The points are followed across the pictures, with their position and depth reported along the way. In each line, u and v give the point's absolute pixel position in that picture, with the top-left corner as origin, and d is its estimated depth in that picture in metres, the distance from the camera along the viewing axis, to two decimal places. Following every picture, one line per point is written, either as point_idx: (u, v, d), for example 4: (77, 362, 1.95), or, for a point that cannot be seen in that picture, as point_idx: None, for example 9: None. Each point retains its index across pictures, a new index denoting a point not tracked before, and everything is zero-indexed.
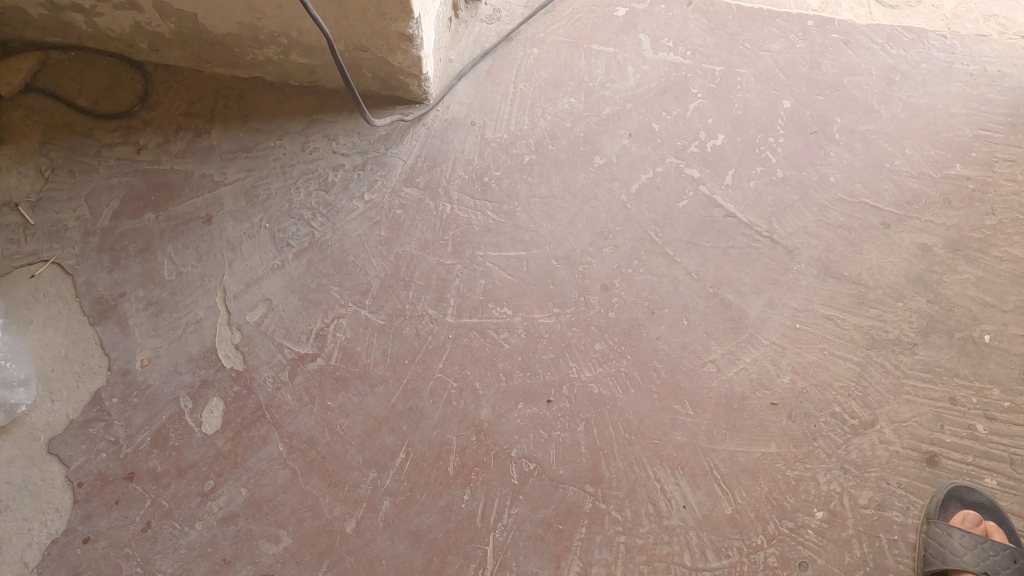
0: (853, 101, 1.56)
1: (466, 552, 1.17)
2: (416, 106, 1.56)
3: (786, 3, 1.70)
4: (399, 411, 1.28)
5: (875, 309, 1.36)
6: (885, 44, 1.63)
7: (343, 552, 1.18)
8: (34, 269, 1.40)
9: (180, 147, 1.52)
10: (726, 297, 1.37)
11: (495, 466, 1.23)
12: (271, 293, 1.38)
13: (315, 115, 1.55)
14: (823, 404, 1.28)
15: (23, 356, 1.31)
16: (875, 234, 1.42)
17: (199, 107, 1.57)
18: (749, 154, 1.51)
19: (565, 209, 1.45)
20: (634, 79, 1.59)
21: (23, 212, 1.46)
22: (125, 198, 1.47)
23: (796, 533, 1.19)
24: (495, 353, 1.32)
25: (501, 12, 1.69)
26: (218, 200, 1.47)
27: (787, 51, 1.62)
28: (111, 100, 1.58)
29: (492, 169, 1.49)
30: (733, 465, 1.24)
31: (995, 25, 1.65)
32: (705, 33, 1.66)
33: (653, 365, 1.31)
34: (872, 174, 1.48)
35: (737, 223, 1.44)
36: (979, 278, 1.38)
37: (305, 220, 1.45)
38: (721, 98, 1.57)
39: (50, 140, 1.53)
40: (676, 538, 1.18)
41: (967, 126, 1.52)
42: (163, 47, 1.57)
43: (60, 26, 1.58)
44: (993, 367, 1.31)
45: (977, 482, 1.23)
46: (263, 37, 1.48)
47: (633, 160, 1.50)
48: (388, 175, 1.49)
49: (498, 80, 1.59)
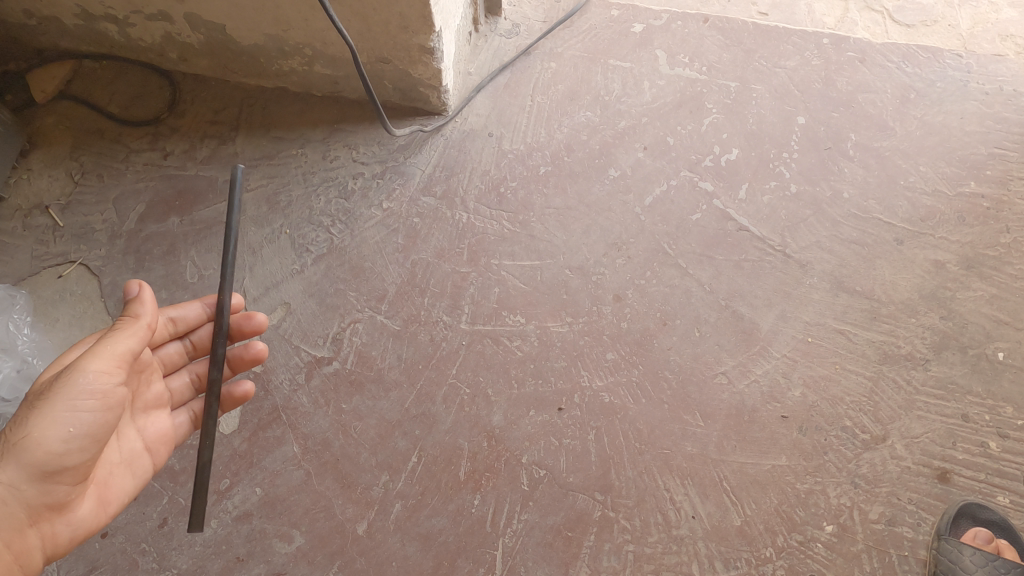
0: (867, 117, 1.57)
1: (475, 556, 1.19)
2: (435, 117, 1.60)
3: (802, 21, 1.72)
4: (413, 415, 1.30)
5: (887, 325, 1.36)
6: (900, 62, 1.64)
7: (354, 553, 1.20)
8: (62, 269, 1.45)
9: (205, 153, 1.56)
10: (738, 309, 1.38)
11: (507, 471, 1.25)
12: (290, 297, 1.41)
13: (336, 124, 1.59)
14: (834, 418, 1.29)
15: (49, 353, 1.35)
16: (888, 250, 1.43)
17: (225, 114, 1.61)
18: (763, 168, 1.52)
19: (580, 220, 1.47)
20: (650, 94, 1.61)
21: (53, 214, 1.51)
22: (151, 202, 1.52)
23: (805, 546, 1.20)
24: (507, 360, 1.34)
25: (521, 26, 1.72)
26: (241, 205, 1.51)
27: (802, 68, 1.64)
28: (140, 108, 1.63)
29: (508, 179, 1.52)
30: (743, 477, 1.24)
31: (1011, 45, 1.66)
32: (721, 49, 1.68)
33: (665, 375, 1.32)
34: (886, 191, 1.49)
35: (750, 237, 1.45)
36: (993, 296, 1.38)
37: (324, 226, 1.48)
38: (736, 113, 1.58)
39: (81, 146, 1.58)
40: (684, 548, 1.20)
41: (982, 144, 1.53)
42: (192, 57, 1.62)
43: (93, 36, 1.63)
44: (1007, 385, 1.31)
45: (989, 500, 1.23)
46: (289, 49, 1.52)
47: (647, 173, 1.52)
48: (406, 184, 1.52)
49: (516, 93, 1.62)
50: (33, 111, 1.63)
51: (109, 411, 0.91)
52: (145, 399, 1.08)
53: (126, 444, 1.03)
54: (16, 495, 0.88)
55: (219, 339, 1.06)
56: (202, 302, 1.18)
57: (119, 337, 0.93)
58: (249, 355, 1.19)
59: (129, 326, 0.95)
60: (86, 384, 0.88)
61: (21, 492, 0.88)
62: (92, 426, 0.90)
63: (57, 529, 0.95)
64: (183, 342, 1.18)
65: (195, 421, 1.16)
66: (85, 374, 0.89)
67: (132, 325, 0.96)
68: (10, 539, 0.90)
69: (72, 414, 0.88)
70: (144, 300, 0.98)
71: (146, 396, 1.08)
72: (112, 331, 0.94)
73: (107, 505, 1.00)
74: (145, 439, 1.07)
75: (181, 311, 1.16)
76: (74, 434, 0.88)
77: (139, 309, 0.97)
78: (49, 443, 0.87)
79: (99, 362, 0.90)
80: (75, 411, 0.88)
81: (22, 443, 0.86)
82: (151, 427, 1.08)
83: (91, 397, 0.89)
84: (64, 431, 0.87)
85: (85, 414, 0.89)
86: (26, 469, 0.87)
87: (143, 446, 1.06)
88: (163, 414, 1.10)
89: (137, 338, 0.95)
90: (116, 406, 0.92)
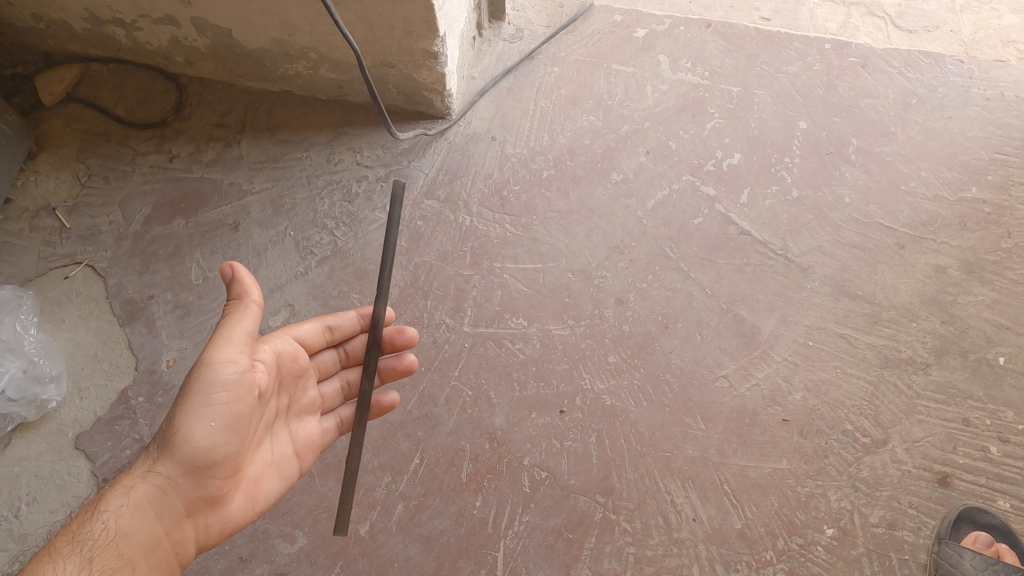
0: (869, 123, 1.58)
1: (477, 558, 1.20)
2: (438, 121, 1.61)
3: (804, 27, 1.73)
4: (415, 417, 1.30)
5: (889, 329, 1.37)
6: (902, 68, 1.65)
7: (357, 554, 1.21)
8: (68, 270, 1.46)
9: (210, 156, 1.58)
10: (739, 313, 1.39)
11: (508, 473, 1.26)
12: (293, 299, 1.42)
13: (340, 128, 1.60)
14: (835, 421, 1.29)
15: (55, 354, 1.36)
16: (889, 254, 1.44)
17: (230, 117, 1.62)
18: (764, 173, 1.53)
19: (582, 223, 1.48)
20: (653, 98, 1.62)
21: (60, 216, 1.52)
22: (156, 205, 1.53)
23: (806, 549, 1.20)
24: (509, 363, 1.35)
25: (524, 31, 1.74)
26: (246, 208, 1.52)
27: (804, 74, 1.65)
28: (147, 111, 1.64)
29: (511, 183, 1.53)
30: (744, 480, 1.25)
31: (1013, 50, 1.67)
32: (723, 54, 1.68)
33: (666, 378, 1.33)
34: (887, 196, 1.49)
35: (751, 241, 1.46)
36: (994, 301, 1.39)
37: (328, 229, 1.49)
38: (738, 118, 1.59)
39: (88, 148, 1.60)
40: (685, 550, 1.20)
41: (983, 149, 1.54)
42: (198, 60, 1.63)
43: (100, 40, 1.64)
44: (1007, 389, 1.31)
45: (989, 504, 1.24)
46: (294, 53, 1.53)
47: (650, 177, 1.53)
48: (410, 187, 1.53)
49: (520, 97, 1.63)
50: (40, 114, 1.64)
51: (240, 401, 0.96)
52: (296, 404, 1.13)
53: (276, 447, 1.08)
54: (175, 486, 0.97)
55: (374, 349, 1.14)
56: (360, 311, 1.18)
57: (236, 319, 0.96)
58: (401, 367, 1.21)
59: (240, 309, 0.96)
60: (220, 376, 0.94)
61: (179, 484, 0.97)
62: (229, 417, 0.96)
63: (210, 522, 1.01)
64: (338, 350, 1.20)
65: (344, 426, 1.18)
66: (214, 365, 0.94)
67: (240, 307, 0.96)
68: (173, 527, 0.98)
69: (209, 408, 0.94)
70: (242, 279, 0.96)
71: (299, 401, 1.13)
72: (227, 314, 0.97)
73: (256, 502, 1.05)
74: (294, 444, 1.11)
75: (339, 319, 1.17)
76: (214, 426, 0.95)
77: (238, 283, 0.96)
78: (196, 436, 0.94)
79: (228, 352, 0.94)
80: (209, 401, 0.94)
81: (176, 436, 0.94)
82: (299, 433, 1.13)
83: (223, 388, 0.94)
84: (206, 423, 0.94)
85: (220, 405, 0.95)
86: (181, 462, 0.95)
87: (291, 450, 1.11)
88: (312, 419, 1.15)
89: (252, 319, 0.97)
90: (247, 397, 0.97)
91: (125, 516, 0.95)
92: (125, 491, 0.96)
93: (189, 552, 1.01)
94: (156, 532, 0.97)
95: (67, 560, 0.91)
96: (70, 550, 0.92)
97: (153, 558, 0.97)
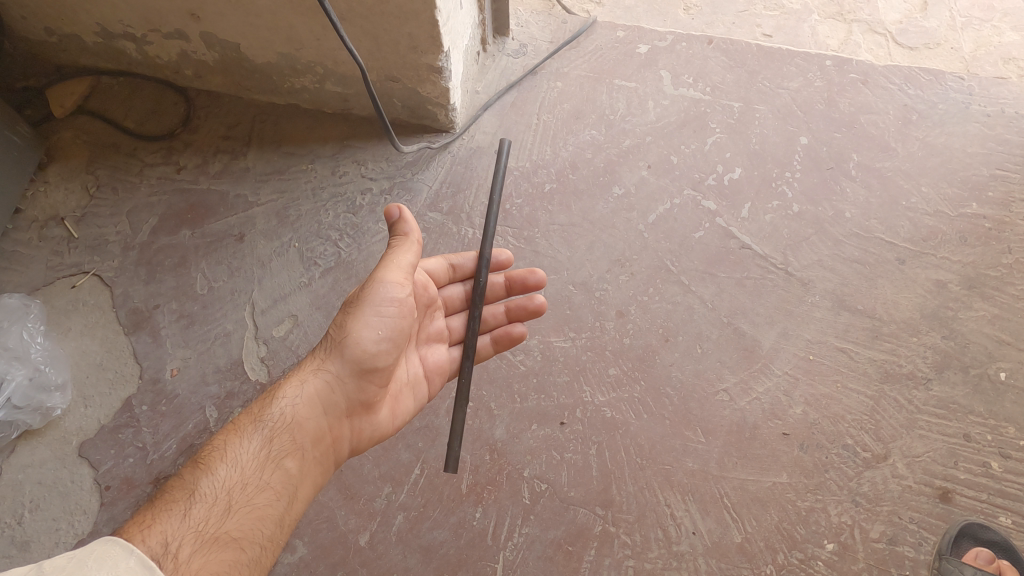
0: (869, 138, 1.59)
1: (476, 569, 1.20)
2: (442, 134, 1.63)
3: (806, 43, 1.75)
4: (416, 427, 1.31)
5: (889, 344, 1.37)
6: (902, 84, 1.66)
7: (356, 564, 1.21)
8: (76, 279, 1.48)
9: (218, 168, 1.60)
10: (740, 326, 1.39)
11: (508, 485, 1.26)
12: (297, 309, 1.43)
13: (346, 141, 1.62)
14: (835, 436, 1.29)
15: (61, 362, 1.38)
16: (889, 269, 1.44)
17: (238, 130, 1.65)
18: (765, 188, 1.54)
19: (584, 237, 1.49)
20: (655, 114, 1.64)
21: (68, 226, 1.54)
22: (163, 215, 1.55)
23: (806, 564, 1.20)
24: (511, 374, 1.35)
25: (528, 46, 1.76)
26: (251, 219, 1.53)
27: (805, 89, 1.66)
28: (156, 123, 1.67)
29: (514, 197, 1.54)
30: (744, 493, 1.25)
31: (1014, 68, 1.68)
32: (724, 70, 1.70)
33: (667, 392, 1.33)
34: (887, 211, 1.50)
35: (752, 255, 1.46)
36: (995, 316, 1.39)
37: (333, 241, 1.50)
38: (739, 133, 1.60)
39: (97, 159, 1.62)
40: (684, 564, 1.20)
41: (984, 165, 1.54)
42: (206, 74, 1.66)
43: (112, 53, 1.67)
44: (1009, 405, 1.31)
45: (991, 520, 1.23)
46: (301, 67, 1.55)
47: (651, 192, 1.54)
48: (413, 200, 1.54)
49: (523, 111, 1.65)
50: (52, 125, 1.67)
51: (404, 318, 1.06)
52: (425, 332, 1.21)
53: (411, 368, 1.19)
54: (342, 384, 1.07)
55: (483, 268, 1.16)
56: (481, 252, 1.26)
57: (401, 251, 1.05)
58: (531, 308, 1.29)
59: (406, 244, 1.06)
60: (386, 294, 1.03)
61: (345, 383, 1.07)
62: (393, 329, 1.06)
63: (364, 427, 1.11)
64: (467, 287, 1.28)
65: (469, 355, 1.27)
66: (384, 285, 1.03)
67: (406, 244, 1.06)
68: (336, 423, 1.08)
69: (378, 318, 1.04)
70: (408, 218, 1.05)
71: (429, 329, 1.22)
72: (392, 248, 1.06)
73: (397, 416, 1.15)
74: (424, 368, 1.21)
75: (460, 258, 1.26)
76: (381, 335, 1.05)
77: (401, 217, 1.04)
78: (364, 340, 1.04)
79: (395, 276, 1.03)
80: (380, 316, 1.04)
81: (347, 339, 1.04)
82: (430, 358, 1.22)
83: (392, 306, 1.04)
84: (373, 331, 1.04)
85: (388, 317, 1.05)
86: (350, 362, 1.05)
87: (422, 373, 1.20)
88: (440, 347, 1.24)
89: (414, 253, 1.07)
90: (409, 316, 1.07)
91: (299, 407, 1.05)
92: (299, 384, 1.06)
93: (344, 452, 1.10)
94: (322, 427, 1.06)
95: (251, 438, 1.01)
96: (253, 430, 1.02)
97: (317, 450, 1.06)
